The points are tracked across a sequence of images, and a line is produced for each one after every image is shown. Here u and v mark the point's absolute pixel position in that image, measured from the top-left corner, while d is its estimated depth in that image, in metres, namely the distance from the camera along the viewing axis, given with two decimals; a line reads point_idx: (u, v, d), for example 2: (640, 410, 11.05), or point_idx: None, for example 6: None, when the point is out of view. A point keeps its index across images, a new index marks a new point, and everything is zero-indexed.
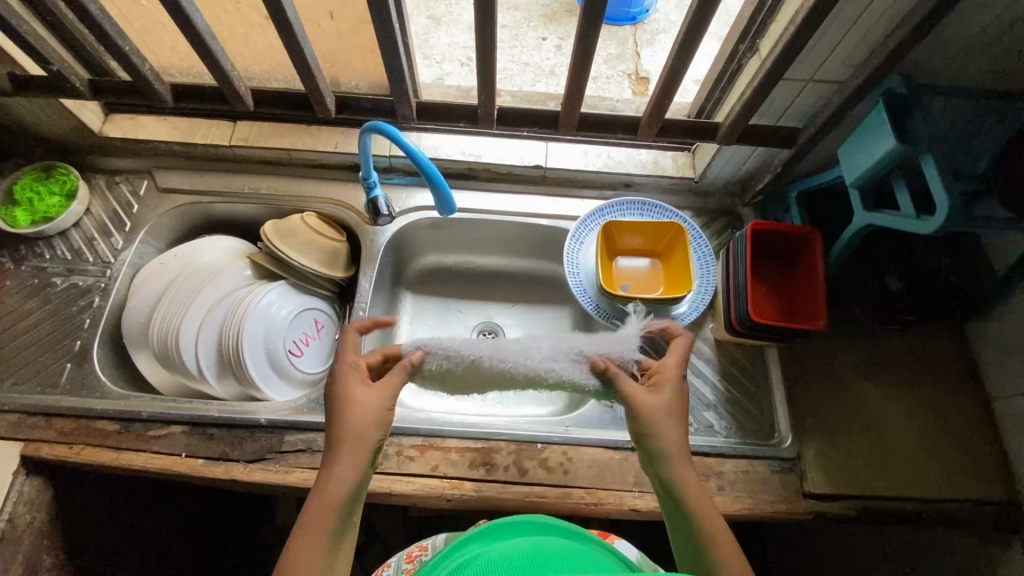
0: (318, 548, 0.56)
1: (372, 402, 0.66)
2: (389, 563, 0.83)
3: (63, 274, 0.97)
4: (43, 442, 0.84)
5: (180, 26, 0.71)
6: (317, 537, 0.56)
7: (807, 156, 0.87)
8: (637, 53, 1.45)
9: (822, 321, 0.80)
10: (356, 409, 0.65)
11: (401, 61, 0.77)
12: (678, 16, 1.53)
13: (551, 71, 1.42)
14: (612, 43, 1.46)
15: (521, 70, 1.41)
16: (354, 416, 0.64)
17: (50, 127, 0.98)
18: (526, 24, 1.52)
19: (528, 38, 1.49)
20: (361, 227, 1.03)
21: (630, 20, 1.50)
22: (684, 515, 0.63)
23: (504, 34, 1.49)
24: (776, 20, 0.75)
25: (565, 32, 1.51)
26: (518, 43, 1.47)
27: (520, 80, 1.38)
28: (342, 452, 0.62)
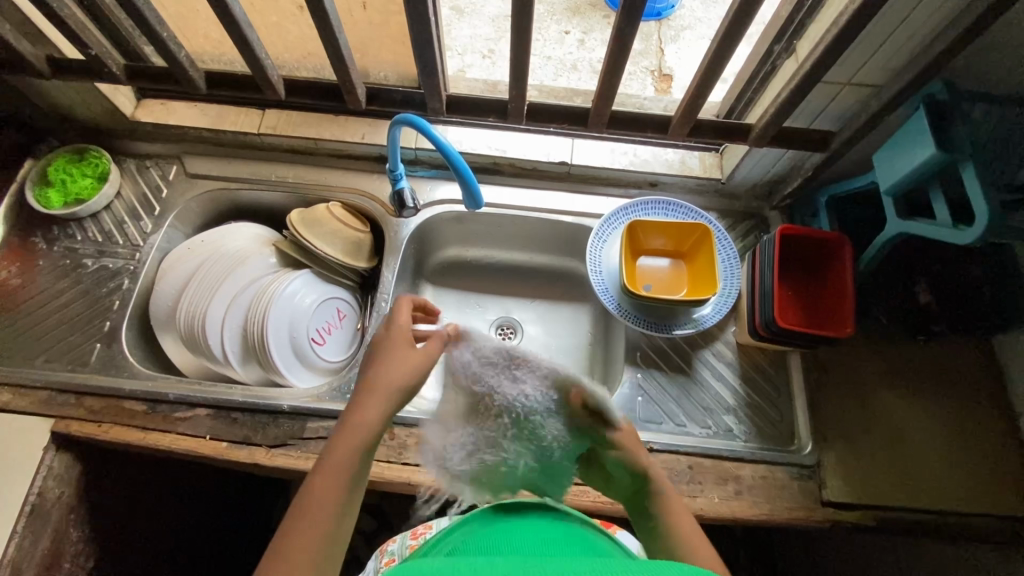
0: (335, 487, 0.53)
1: (400, 354, 0.63)
2: (394, 540, 0.86)
3: (93, 256, 0.99)
4: (73, 419, 0.86)
5: (217, 12, 0.71)
6: (336, 476, 0.54)
7: (841, 160, 0.86)
8: (661, 49, 1.43)
9: (848, 329, 0.79)
10: (389, 366, 0.62)
11: (434, 53, 0.77)
12: (704, 12, 1.51)
13: (573, 65, 1.41)
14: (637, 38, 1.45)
15: (543, 64, 1.40)
16: (392, 364, 0.62)
17: (84, 110, 1.00)
18: (549, 17, 1.51)
19: (551, 31, 1.48)
20: (385, 219, 1.04)
21: (655, 16, 1.48)
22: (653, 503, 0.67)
23: None
24: (817, 21, 0.74)
25: (589, 26, 1.49)
26: (541, 36, 1.46)
27: (543, 74, 1.38)
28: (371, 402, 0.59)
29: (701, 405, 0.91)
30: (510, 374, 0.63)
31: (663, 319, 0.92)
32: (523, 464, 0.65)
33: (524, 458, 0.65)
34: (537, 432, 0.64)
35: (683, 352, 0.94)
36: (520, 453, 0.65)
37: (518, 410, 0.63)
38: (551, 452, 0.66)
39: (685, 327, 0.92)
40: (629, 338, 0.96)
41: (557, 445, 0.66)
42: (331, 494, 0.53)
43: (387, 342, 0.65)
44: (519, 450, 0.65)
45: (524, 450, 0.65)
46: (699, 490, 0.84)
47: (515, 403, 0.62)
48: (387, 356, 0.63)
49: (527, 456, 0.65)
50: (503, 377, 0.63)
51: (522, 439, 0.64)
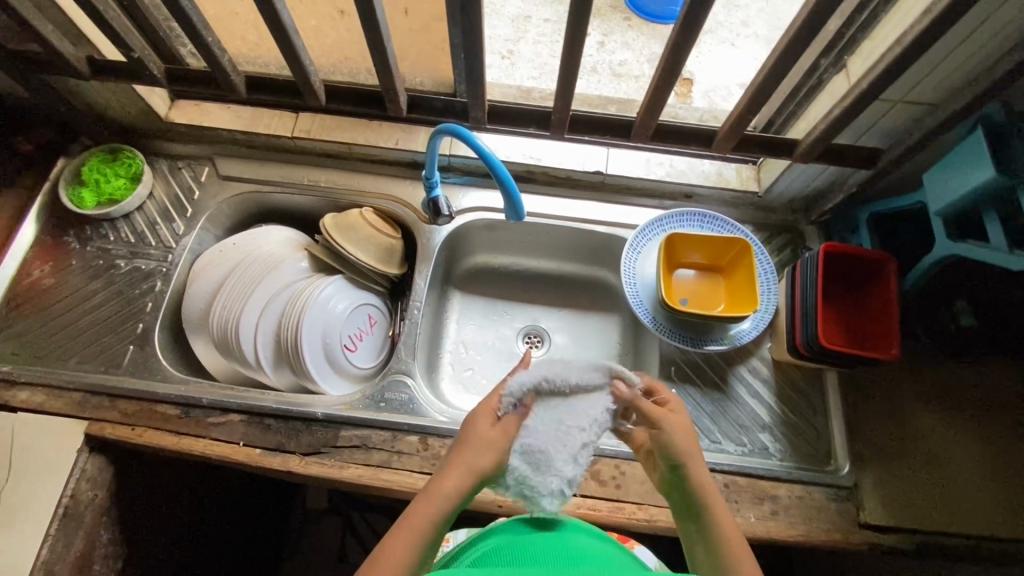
0: (407, 552, 0.56)
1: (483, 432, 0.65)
2: None
3: (126, 257, 0.98)
4: (107, 422, 0.85)
5: (264, 17, 0.71)
6: (406, 545, 0.57)
7: (888, 177, 0.84)
8: None
9: (893, 351, 0.78)
10: (468, 445, 0.64)
11: (481, 63, 0.76)
12: (725, 15, 1.50)
13: (592, 67, 1.40)
14: (657, 42, 1.45)
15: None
16: (472, 443, 0.64)
17: (119, 109, 0.99)
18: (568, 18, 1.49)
19: None
20: (418, 225, 1.03)
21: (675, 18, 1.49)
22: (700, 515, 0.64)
23: (547, 28, 1.47)
24: (870, 38, 0.72)
25: (608, 28, 1.48)
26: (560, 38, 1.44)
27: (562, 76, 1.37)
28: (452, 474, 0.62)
29: (736, 423, 0.90)
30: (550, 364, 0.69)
31: (699, 334, 0.91)
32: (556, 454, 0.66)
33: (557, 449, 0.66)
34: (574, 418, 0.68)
35: (717, 367, 0.93)
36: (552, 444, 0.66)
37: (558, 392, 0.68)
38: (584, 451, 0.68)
39: (721, 343, 0.91)
40: (663, 352, 0.95)
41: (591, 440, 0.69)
42: (400, 559, 0.56)
43: (475, 418, 0.68)
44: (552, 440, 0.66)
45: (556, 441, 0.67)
46: (736, 509, 0.83)
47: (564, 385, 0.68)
48: (471, 433, 0.65)
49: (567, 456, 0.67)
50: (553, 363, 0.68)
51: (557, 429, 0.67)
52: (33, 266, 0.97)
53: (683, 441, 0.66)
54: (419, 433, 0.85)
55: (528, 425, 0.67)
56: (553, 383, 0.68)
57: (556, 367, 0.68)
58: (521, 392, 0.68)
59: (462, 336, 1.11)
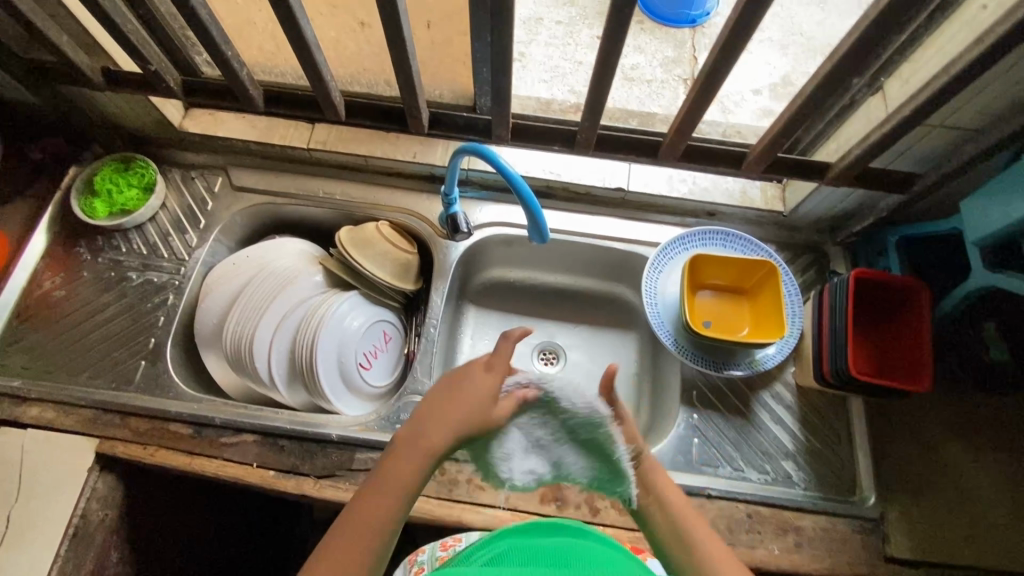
0: (390, 505, 0.55)
1: (479, 393, 0.60)
2: (423, 550, 0.82)
3: (138, 269, 0.97)
4: (118, 440, 0.84)
5: (288, 33, 0.69)
6: (388, 499, 0.55)
7: (921, 201, 0.82)
8: (694, 58, 1.41)
9: (925, 384, 0.76)
10: (463, 395, 0.60)
11: (507, 81, 0.74)
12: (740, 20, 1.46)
13: None
14: (670, 45, 1.42)
15: (574, 70, 1.36)
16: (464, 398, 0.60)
17: (132, 118, 0.98)
18: (581, 21, 1.46)
19: (582, 35, 1.43)
20: (434, 240, 1.01)
21: (689, 22, 1.45)
22: (648, 497, 0.63)
23: (559, 30, 1.44)
24: (910, 61, 0.70)
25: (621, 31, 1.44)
26: (572, 41, 1.41)
27: (574, 80, 1.34)
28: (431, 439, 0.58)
29: (760, 450, 0.88)
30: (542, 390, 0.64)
31: (723, 358, 0.89)
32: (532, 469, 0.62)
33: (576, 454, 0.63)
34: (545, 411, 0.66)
35: (740, 392, 0.91)
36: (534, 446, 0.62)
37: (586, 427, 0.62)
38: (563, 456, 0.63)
39: (745, 368, 0.89)
40: (685, 375, 0.93)
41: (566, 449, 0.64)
42: (378, 514, 0.54)
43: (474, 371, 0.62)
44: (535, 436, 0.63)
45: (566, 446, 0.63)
46: (759, 540, 0.81)
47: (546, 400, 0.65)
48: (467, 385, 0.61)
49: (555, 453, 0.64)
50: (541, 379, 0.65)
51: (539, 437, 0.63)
52: (45, 277, 0.96)
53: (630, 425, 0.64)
54: None
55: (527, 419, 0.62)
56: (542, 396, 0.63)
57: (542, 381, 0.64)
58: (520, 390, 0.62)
59: (477, 353, 1.09)
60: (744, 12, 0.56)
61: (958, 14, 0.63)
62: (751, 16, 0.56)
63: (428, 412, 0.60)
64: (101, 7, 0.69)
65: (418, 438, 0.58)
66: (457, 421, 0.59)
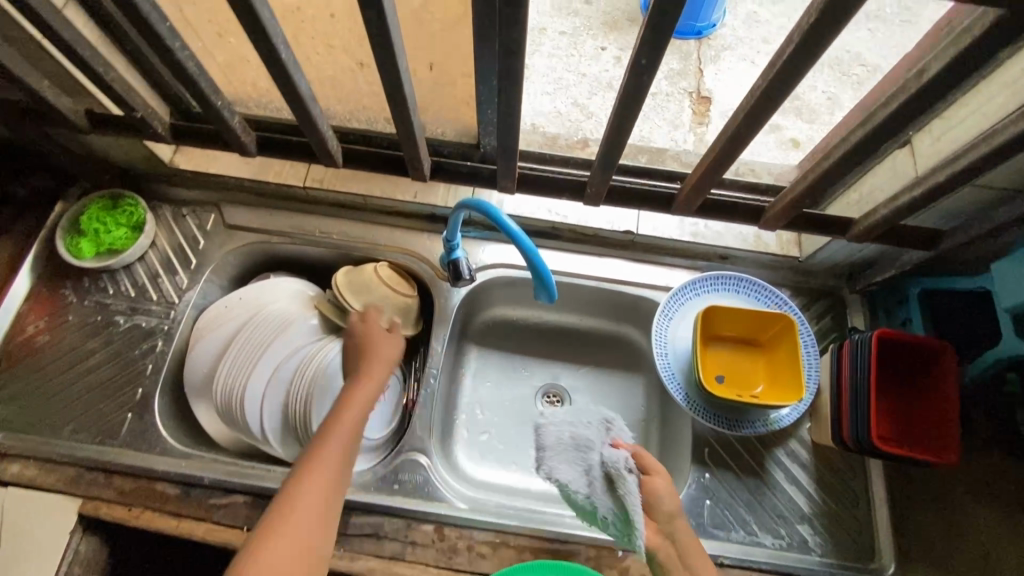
0: (360, 411, 0.72)
1: (379, 341, 0.84)
2: None
3: (126, 313, 0.93)
4: (102, 501, 0.80)
5: (279, 86, 0.65)
6: (357, 407, 0.73)
7: (947, 258, 0.78)
8: (700, 71, 1.30)
9: (953, 457, 0.71)
10: (376, 347, 0.83)
11: (513, 132, 0.70)
12: (748, 32, 1.34)
13: (608, 84, 1.30)
14: (675, 57, 1.32)
15: (577, 83, 1.29)
16: (372, 347, 0.83)
17: (120, 155, 0.93)
18: (585, 31, 1.38)
19: (586, 46, 1.35)
20: (435, 283, 0.97)
21: (694, 34, 1.34)
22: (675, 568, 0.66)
23: (562, 41, 1.36)
24: (943, 119, 0.65)
25: (626, 43, 1.36)
26: (575, 52, 1.34)
27: (575, 93, 1.28)
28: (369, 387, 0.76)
29: (775, 512, 0.84)
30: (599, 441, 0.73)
31: (737, 416, 0.85)
32: (554, 466, 0.71)
33: (599, 485, 0.71)
34: (587, 446, 0.73)
35: (754, 449, 0.88)
36: (572, 443, 0.73)
37: (625, 473, 0.70)
38: (581, 495, 0.71)
39: (760, 426, 0.85)
40: (696, 430, 0.89)
41: (587, 490, 0.71)
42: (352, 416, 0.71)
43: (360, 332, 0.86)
44: (580, 438, 0.73)
45: (599, 468, 0.71)
46: None
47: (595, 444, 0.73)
48: (370, 340, 0.84)
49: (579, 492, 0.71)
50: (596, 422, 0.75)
51: (580, 440, 0.73)
52: (28, 320, 0.92)
53: (670, 498, 0.70)
54: (435, 522, 0.80)
55: (559, 457, 0.72)
56: (580, 439, 0.73)
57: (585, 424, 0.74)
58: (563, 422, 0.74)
59: (477, 397, 1.02)
60: (771, 80, 0.52)
61: (997, 74, 0.58)
62: (779, 85, 0.52)
63: (365, 360, 0.81)
64: (82, 57, 0.65)
65: (365, 374, 0.78)
66: (387, 363, 0.81)
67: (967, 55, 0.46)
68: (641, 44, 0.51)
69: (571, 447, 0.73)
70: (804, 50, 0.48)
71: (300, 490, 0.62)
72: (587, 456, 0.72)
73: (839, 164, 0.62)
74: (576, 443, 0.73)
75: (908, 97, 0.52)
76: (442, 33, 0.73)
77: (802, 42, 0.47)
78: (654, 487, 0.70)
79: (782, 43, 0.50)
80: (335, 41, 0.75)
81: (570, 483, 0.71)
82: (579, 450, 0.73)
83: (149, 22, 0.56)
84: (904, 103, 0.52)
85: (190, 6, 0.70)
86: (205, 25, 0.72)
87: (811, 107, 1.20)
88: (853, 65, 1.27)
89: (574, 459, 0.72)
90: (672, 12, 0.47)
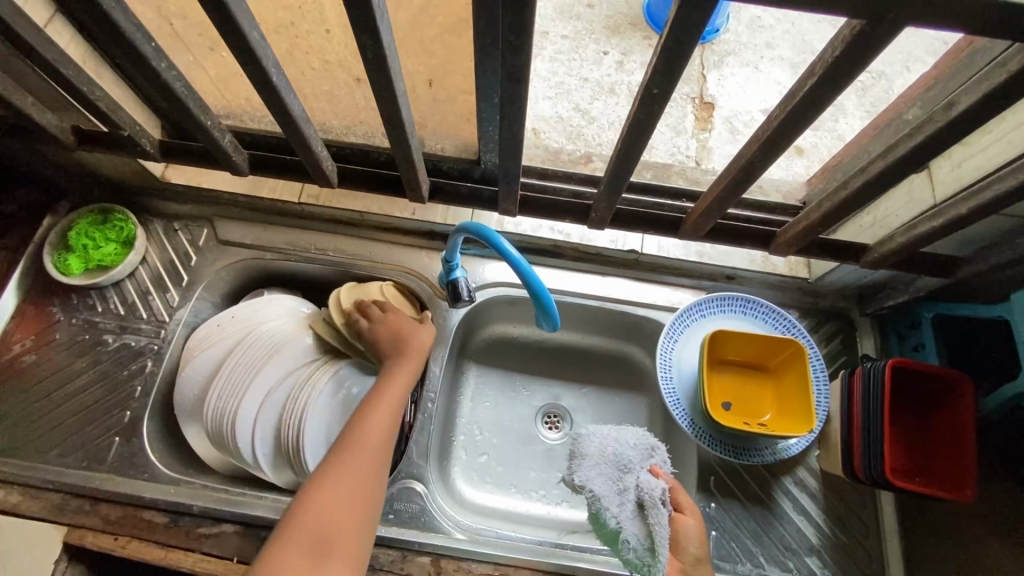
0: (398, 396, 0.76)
1: (412, 327, 0.85)
2: None
3: (115, 331, 0.90)
4: (88, 529, 0.78)
5: (271, 107, 0.62)
6: (395, 392, 0.77)
7: (963, 285, 0.75)
8: (703, 76, 1.27)
9: (968, 492, 0.69)
10: (410, 332, 0.85)
11: (516, 153, 0.67)
12: (752, 38, 1.32)
13: (610, 89, 1.27)
14: None
15: (579, 87, 1.27)
16: (407, 332, 0.85)
17: (111, 169, 0.90)
18: (587, 35, 1.35)
19: (589, 51, 1.33)
20: (433, 301, 0.94)
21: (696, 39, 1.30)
22: None
23: (563, 44, 1.33)
24: (965, 144, 0.63)
25: (629, 47, 1.33)
26: (577, 56, 1.31)
27: (577, 98, 1.25)
28: (403, 372, 0.80)
29: (782, 544, 0.81)
30: (637, 464, 0.73)
31: (744, 443, 0.83)
32: (590, 476, 0.72)
33: (631, 508, 0.70)
34: (625, 467, 0.72)
35: (761, 478, 0.85)
36: (611, 458, 0.73)
37: (659, 503, 0.68)
38: (611, 515, 0.70)
39: (768, 454, 0.82)
40: (701, 456, 0.86)
41: (617, 510, 0.69)
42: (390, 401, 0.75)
43: (390, 320, 0.86)
44: (621, 456, 0.72)
45: (634, 490, 0.70)
46: None
47: (632, 465, 0.72)
48: (403, 327, 0.85)
49: (608, 513, 0.70)
50: (635, 443, 0.74)
51: (621, 458, 0.73)
52: (14, 338, 0.89)
53: (697, 541, 0.69)
54: (430, 554, 0.78)
55: (596, 473, 0.72)
56: (619, 457, 0.73)
57: (625, 443, 0.74)
58: (604, 436, 0.75)
59: (476, 418, 0.98)
60: (790, 109, 0.50)
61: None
62: (798, 115, 0.50)
63: (400, 345, 0.83)
64: (65, 76, 0.62)
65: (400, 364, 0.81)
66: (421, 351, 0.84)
67: (1001, 91, 0.43)
68: (654, 72, 0.49)
69: (609, 462, 0.73)
70: (828, 81, 0.45)
71: (349, 445, 0.68)
72: (624, 476, 0.72)
73: (855, 191, 0.60)
74: (616, 462, 0.73)
75: (934, 131, 0.49)
76: (442, 49, 0.70)
77: (826, 73, 0.45)
78: (683, 526, 0.69)
79: (804, 72, 0.47)
80: (331, 56, 0.72)
81: (602, 498, 0.70)
82: (617, 469, 0.72)
83: (135, 43, 0.54)
84: (930, 135, 0.49)
85: (180, 20, 0.67)
86: (195, 39, 0.69)
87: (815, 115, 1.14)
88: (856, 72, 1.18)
89: (610, 478, 0.72)
90: (687, 43, 0.45)
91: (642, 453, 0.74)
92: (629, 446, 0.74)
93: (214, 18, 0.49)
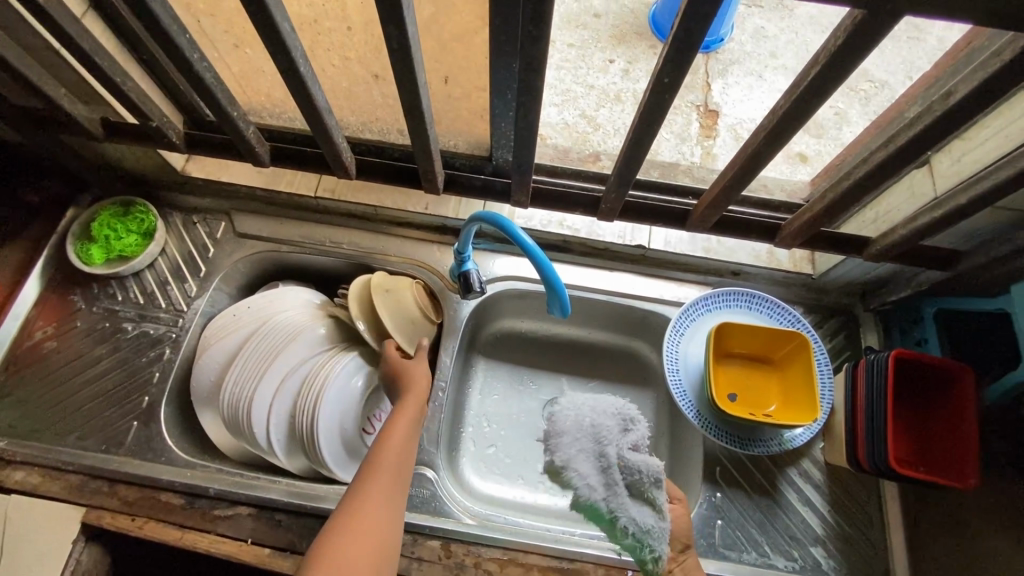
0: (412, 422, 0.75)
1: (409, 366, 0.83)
2: None
3: (134, 320, 0.92)
4: (105, 510, 0.79)
5: (296, 98, 0.65)
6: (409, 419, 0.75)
7: (966, 279, 0.77)
8: (708, 84, 1.30)
9: (972, 480, 0.70)
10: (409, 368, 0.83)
11: (529, 146, 0.70)
12: (756, 48, 1.34)
13: (616, 97, 1.30)
14: None
15: (585, 94, 1.30)
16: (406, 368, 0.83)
17: (134, 162, 0.93)
18: (593, 44, 1.38)
19: (595, 59, 1.36)
20: (445, 294, 0.96)
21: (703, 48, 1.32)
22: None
23: (570, 53, 1.36)
24: (965, 140, 0.65)
25: (634, 55, 1.37)
26: (584, 64, 1.35)
27: (584, 104, 1.28)
28: (413, 402, 0.77)
29: (787, 534, 0.82)
30: (618, 438, 0.61)
31: (748, 434, 0.84)
32: (572, 456, 0.59)
33: (611, 484, 0.60)
34: (605, 439, 0.60)
35: (765, 469, 0.86)
36: (589, 431, 0.60)
37: (649, 478, 0.60)
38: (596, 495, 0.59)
39: (773, 445, 0.84)
40: (707, 447, 0.88)
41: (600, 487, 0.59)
42: (405, 428, 0.73)
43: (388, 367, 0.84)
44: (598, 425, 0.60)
45: (614, 465, 0.60)
46: None
47: (610, 439, 0.60)
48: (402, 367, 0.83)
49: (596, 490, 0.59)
50: (605, 413, 0.61)
51: (599, 426, 0.60)
52: (36, 326, 0.91)
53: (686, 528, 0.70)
54: (441, 538, 0.79)
55: (573, 450, 0.59)
56: (597, 429, 0.60)
57: (591, 410, 0.61)
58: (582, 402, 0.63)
59: (485, 410, 1.00)
60: (794, 98, 0.52)
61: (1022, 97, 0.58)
62: (803, 104, 0.52)
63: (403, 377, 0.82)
64: (100, 66, 0.65)
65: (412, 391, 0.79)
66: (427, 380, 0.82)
67: (996, 80, 0.46)
68: (664, 62, 0.52)
69: (592, 440, 0.60)
70: (831, 70, 0.48)
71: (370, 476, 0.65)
72: (603, 448, 0.60)
73: (858, 183, 0.62)
74: (595, 437, 0.60)
75: (933, 120, 0.51)
76: (459, 47, 0.73)
77: (829, 62, 0.47)
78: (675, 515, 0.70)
79: (807, 64, 0.50)
80: (351, 53, 0.75)
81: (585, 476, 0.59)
82: (597, 443, 0.60)
83: (171, 34, 0.57)
84: (931, 124, 0.52)
85: (207, 17, 0.70)
86: (222, 36, 0.72)
87: (820, 121, 1.16)
88: (860, 81, 1.21)
89: (590, 452, 0.60)
90: (697, 34, 0.48)
91: (619, 423, 0.62)
92: (598, 414, 0.61)
93: (249, 8, 0.52)
